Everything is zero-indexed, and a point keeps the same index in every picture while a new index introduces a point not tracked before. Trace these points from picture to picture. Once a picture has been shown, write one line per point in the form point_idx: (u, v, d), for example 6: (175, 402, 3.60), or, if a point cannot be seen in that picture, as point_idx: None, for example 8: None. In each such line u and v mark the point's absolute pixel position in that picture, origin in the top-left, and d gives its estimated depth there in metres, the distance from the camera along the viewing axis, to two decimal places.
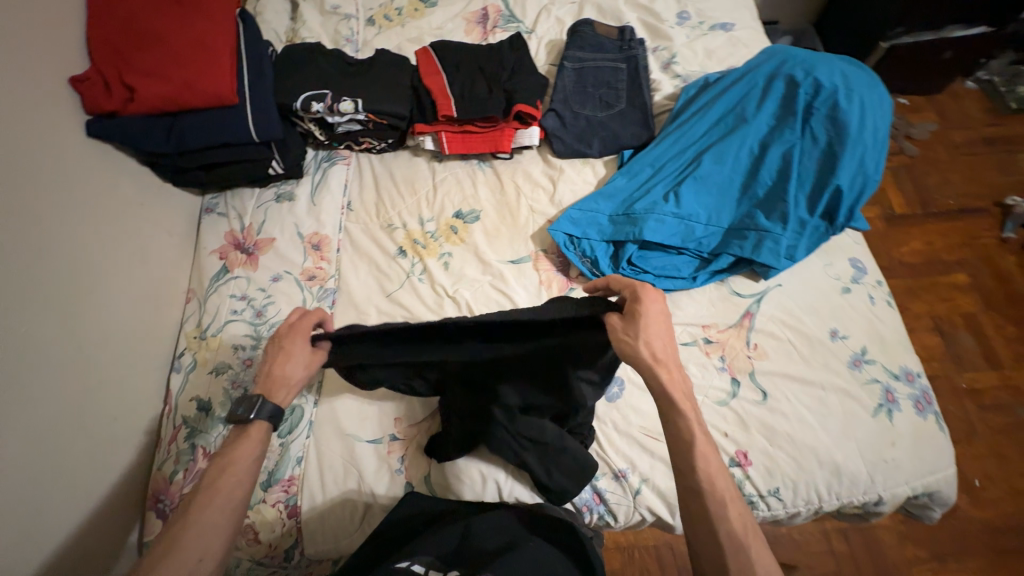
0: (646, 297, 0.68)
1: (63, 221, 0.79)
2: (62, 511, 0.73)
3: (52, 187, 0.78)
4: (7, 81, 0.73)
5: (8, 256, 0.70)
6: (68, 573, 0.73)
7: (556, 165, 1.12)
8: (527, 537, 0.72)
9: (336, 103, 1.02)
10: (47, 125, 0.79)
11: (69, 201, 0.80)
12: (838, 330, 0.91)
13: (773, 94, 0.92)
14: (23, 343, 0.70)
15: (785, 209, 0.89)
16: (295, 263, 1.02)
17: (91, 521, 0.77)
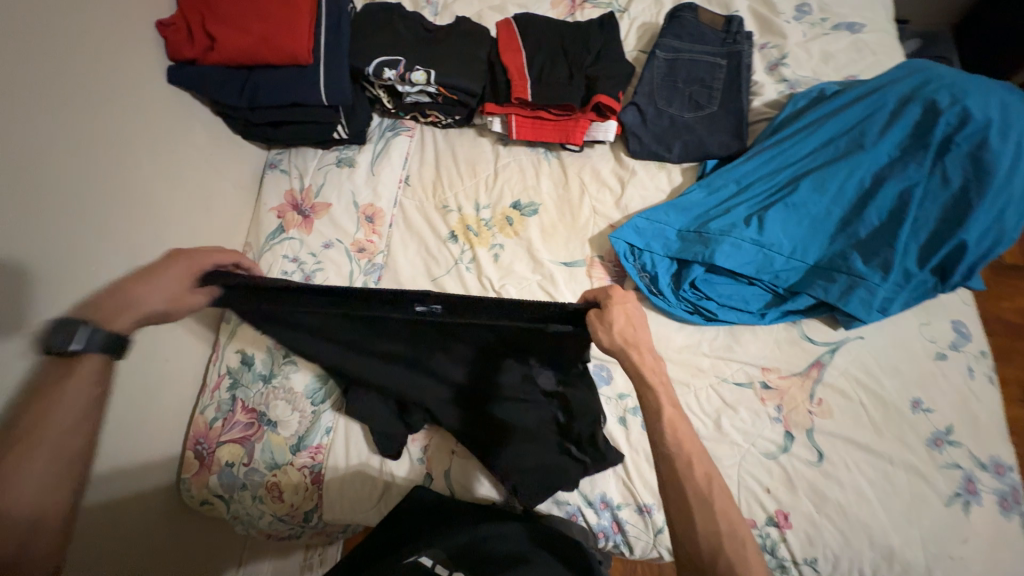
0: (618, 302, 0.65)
1: (137, 163, 0.80)
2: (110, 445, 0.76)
3: (128, 129, 0.78)
4: (99, 21, 0.74)
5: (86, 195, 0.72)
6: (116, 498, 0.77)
7: (628, 166, 1.04)
8: (538, 553, 0.69)
9: (408, 73, 0.98)
10: (128, 66, 0.79)
11: (143, 143, 0.81)
12: (922, 402, 0.81)
13: (905, 119, 0.78)
14: None
15: (889, 256, 0.77)
16: (347, 232, 1.01)
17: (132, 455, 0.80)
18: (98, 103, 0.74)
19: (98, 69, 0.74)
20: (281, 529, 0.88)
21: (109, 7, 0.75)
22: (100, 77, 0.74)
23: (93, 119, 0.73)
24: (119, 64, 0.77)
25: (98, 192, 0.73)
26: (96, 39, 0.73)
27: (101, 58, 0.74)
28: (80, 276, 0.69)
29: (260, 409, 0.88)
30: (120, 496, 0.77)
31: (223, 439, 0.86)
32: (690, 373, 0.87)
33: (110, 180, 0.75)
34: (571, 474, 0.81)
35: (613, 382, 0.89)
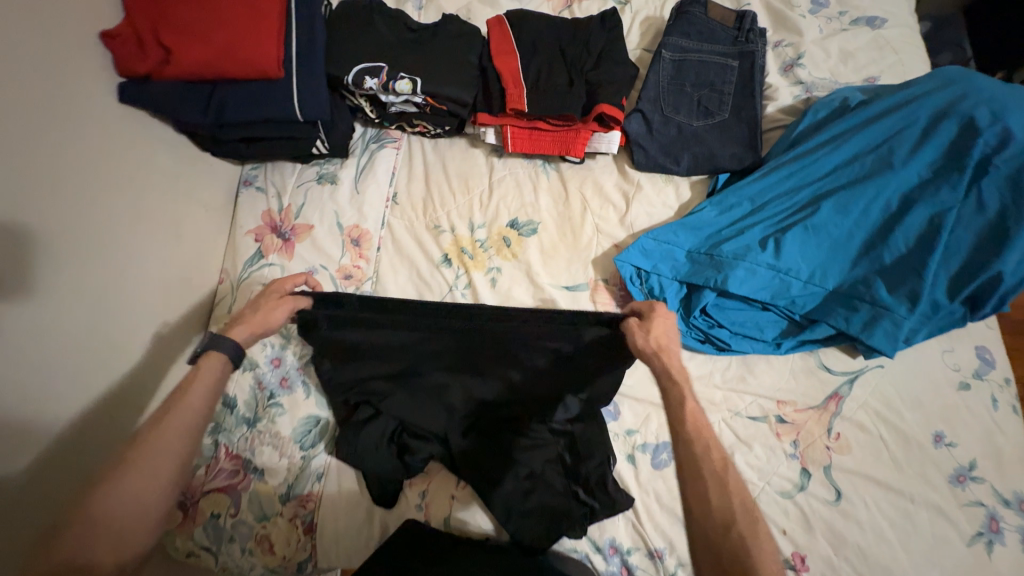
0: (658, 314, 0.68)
1: (83, 197, 0.72)
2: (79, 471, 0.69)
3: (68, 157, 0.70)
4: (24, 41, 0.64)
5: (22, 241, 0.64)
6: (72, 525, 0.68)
7: (633, 179, 0.97)
8: None
9: (391, 81, 0.88)
10: (67, 85, 0.70)
11: (90, 173, 0.73)
12: (943, 435, 0.77)
13: (939, 137, 0.71)
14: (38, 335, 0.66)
15: (917, 286, 0.72)
16: (332, 257, 0.94)
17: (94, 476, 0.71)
18: (27, 133, 0.65)
19: (27, 94, 0.65)
20: None
21: (35, 19, 0.66)
22: (29, 103, 0.65)
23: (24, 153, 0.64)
24: (54, 86, 0.68)
25: (34, 236, 0.65)
26: (21, 59, 0.64)
27: (29, 81, 0.65)
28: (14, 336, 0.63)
29: (245, 456, 0.82)
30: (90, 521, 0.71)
31: (207, 489, 0.80)
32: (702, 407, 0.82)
33: (47, 220, 0.67)
34: (580, 519, 0.77)
35: (620, 417, 0.84)
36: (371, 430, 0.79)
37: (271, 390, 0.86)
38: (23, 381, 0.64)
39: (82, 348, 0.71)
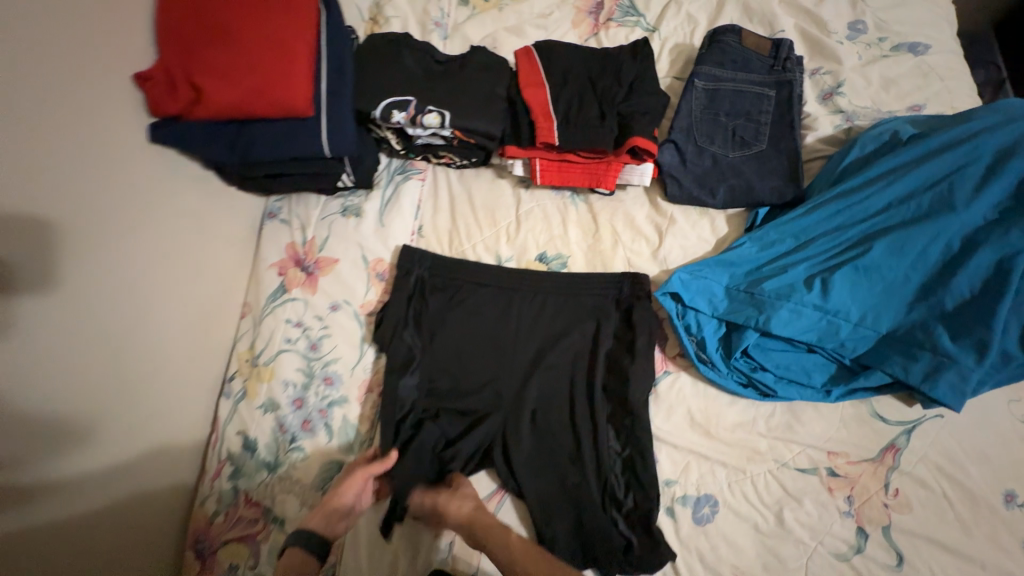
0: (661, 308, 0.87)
1: (97, 244, 0.69)
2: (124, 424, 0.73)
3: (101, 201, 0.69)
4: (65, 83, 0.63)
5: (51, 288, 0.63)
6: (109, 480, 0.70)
7: (665, 212, 0.93)
8: None
9: (419, 115, 0.87)
10: (95, 126, 0.68)
11: (107, 211, 0.70)
12: (1016, 495, 0.71)
13: (1006, 176, 0.68)
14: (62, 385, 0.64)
15: (986, 335, 0.67)
16: (356, 293, 0.92)
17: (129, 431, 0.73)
18: (28, 175, 0.60)
19: (42, 136, 0.61)
20: None
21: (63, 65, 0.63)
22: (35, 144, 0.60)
23: (46, 200, 0.62)
24: (67, 126, 0.64)
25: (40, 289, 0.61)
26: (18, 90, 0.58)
27: (45, 124, 0.61)
28: (5, 397, 0.57)
29: (265, 503, 0.79)
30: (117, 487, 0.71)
31: (226, 537, 0.77)
32: (746, 456, 0.78)
33: (53, 269, 0.63)
34: (618, 559, 0.71)
35: (658, 465, 0.79)
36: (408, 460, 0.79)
37: (292, 432, 0.83)
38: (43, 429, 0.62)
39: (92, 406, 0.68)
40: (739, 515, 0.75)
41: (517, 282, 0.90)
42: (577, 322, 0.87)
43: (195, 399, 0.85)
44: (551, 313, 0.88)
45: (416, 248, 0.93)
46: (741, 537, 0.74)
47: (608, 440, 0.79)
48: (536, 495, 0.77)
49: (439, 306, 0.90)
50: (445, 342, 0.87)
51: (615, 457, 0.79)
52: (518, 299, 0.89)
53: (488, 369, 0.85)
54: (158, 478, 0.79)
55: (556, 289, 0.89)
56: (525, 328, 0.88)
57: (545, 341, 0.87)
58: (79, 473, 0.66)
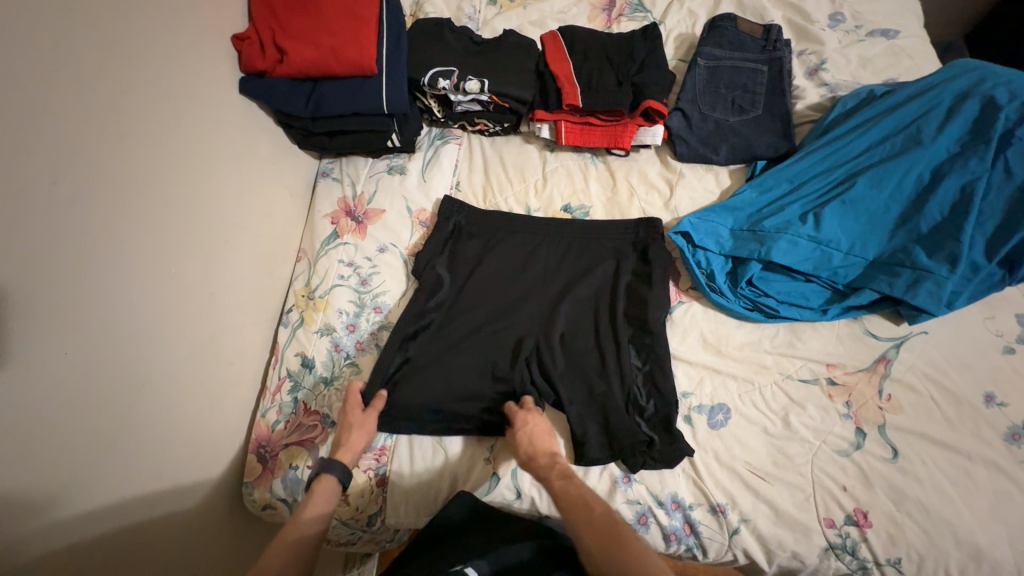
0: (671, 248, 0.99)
1: (191, 174, 0.83)
2: (201, 332, 0.83)
3: (186, 139, 0.82)
4: (164, 45, 0.78)
5: (152, 204, 0.76)
6: (187, 378, 0.80)
7: (675, 169, 1.06)
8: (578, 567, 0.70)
9: (462, 82, 1.01)
10: (186, 80, 0.83)
11: (201, 151, 0.85)
12: (995, 396, 0.80)
13: (964, 113, 0.80)
14: (155, 285, 0.76)
15: (956, 249, 0.78)
16: (401, 237, 1.04)
17: (204, 340, 0.84)
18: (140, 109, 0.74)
19: (150, 83, 0.76)
20: (342, 534, 0.86)
21: (171, 34, 0.80)
22: (151, 87, 0.76)
23: (149, 132, 0.76)
24: (176, 76, 0.81)
25: (152, 197, 0.76)
26: (143, 48, 0.75)
27: (149, 71, 0.76)
28: (112, 286, 0.69)
29: (322, 412, 0.88)
30: (194, 388, 0.81)
31: (287, 440, 0.86)
32: (753, 370, 0.87)
33: (151, 189, 0.76)
34: (640, 452, 0.81)
35: (675, 380, 0.88)
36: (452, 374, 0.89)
37: (346, 351, 0.93)
38: (140, 318, 0.73)
39: (183, 304, 0.80)
40: (747, 419, 0.84)
41: (543, 228, 1.01)
42: (599, 258, 0.98)
43: (257, 325, 0.96)
44: (577, 252, 0.99)
45: (454, 200, 1.05)
46: (751, 438, 0.82)
47: (630, 360, 0.88)
48: (568, 403, 0.86)
49: (476, 249, 1.00)
50: (478, 277, 0.97)
51: (636, 371, 0.88)
52: (544, 242, 1.00)
53: (520, 299, 0.95)
54: (227, 389, 0.88)
55: (579, 232, 1.00)
56: (552, 265, 0.98)
57: (571, 277, 0.97)
58: (171, 359, 0.77)
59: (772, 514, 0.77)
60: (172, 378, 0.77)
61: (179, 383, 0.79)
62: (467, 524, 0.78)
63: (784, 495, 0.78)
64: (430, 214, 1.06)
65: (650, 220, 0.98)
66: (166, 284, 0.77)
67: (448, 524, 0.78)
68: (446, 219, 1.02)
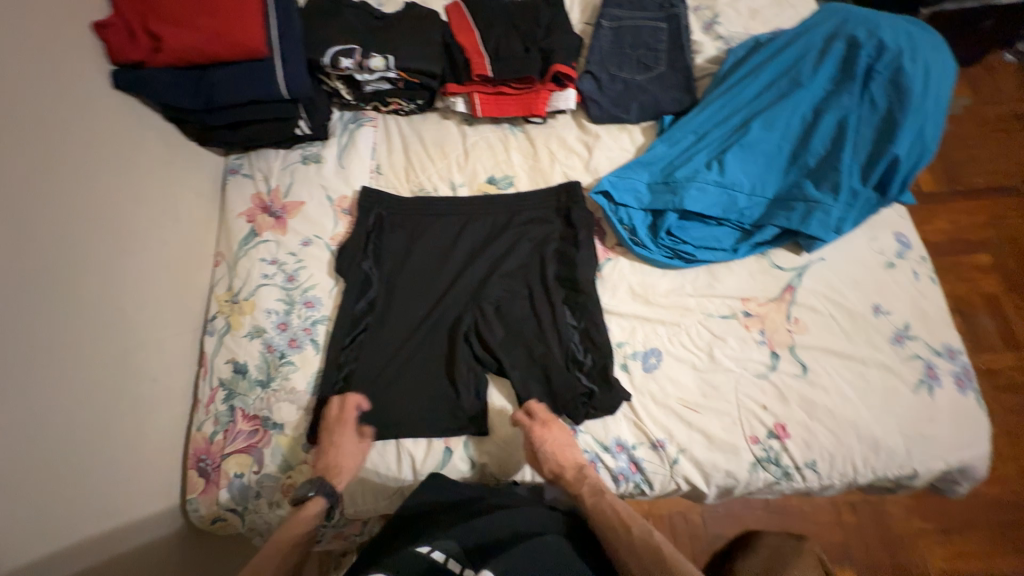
0: (596, 209, 1.02)
1: (72, 181, 0.76)
2: (112, 351, 0.78)
3: (58, 143, 0.75)
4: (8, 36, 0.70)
5: (25, 218, 0.69)
6: (101, 401, 0.75)
7: (591, 131, 1.09)
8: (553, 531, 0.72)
9: (365, 60, 0.98)
10: (46, 77, 0.75)
11: (78, 155, 0.78)
12: (881, 306, 0.90)
13: (833, 54, 0.88)
14: (44, 305, 0.69)
15: (837, 179, 0.86)
16: (325, 228, 1.00)
17: (116, 359, 0.78)
18: None
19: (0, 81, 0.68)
20: (302, 532, 0.85)
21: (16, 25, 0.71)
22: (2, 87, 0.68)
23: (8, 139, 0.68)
24: (30, 71, 0.72)
25: (25, 210, 0.69)
26: None
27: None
28: None
29: (263, 415, 0.85)
30: (112, 411, 0.76)
31: (228, 450, 0.83)
32: (679, 313, 0.93)
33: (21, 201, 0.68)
34: (582, 403, 0.85)
35: (610, 332, 0.92)
36: (393, 357, 0.89)
37: (280, 351, 0.89)
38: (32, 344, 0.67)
39: (83, 323, 0.74)
40: (677, 358, 0.90)
41: (469, 204, 1.01)
42: (527, 226, 0.99)
43: (179, 337, 0.90)
44: (507, 223, 1.00)
45: (374, 188, 1.02)
46: (681, 375, 0.88)
47: (567, 322, 0.91)
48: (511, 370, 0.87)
49: (404, 231, 0.99)
50: (409, 259, 0.97)
51: (573, 329, 0.91)
52: (473, 216, 1.00)
53: (455, 275, 0.95)
54: (153, 408, 0.83)
55: (505, 201, 1.01)
56: (481, 239, 0.99)
57: (501, 248, 0.98)
58: (80, 382, 0.72)
59: (705, 440, 0.84)
60: (82, 401, 0.72)
61: (94, 407, 0.73)
62: (424, 502, 0.77)
63: (714, 422, 0.85)
64: (351, 200, 1.03)
65: (572, 184, 1.01)
66: (61, 303, 0.71)
67: (407, 506, 0.77)
68: (369, 208, 0.99)
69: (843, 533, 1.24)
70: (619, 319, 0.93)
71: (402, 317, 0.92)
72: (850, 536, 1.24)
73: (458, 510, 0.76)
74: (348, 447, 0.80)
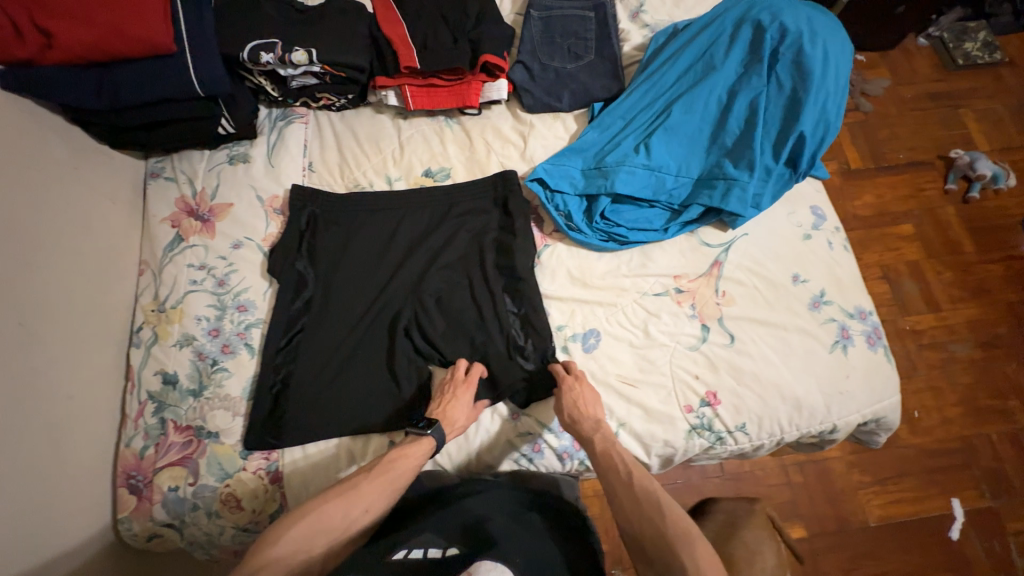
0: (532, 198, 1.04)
1: None
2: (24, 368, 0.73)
3: None
4: None
5: None
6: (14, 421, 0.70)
7: (526, 121, 1.10)
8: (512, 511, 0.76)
9: (287, 54, 0.95)
10: None
11: None
12: (800, 275, 0.96)
13: (742, 38, 0.94)
14: None
15: (752, 156, 0.91)
16: (256, 229, 0.97)
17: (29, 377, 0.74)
18: None
19: None
20: (247, 542, 0.82)
21: None
22: None
23: None
24: None
25: None
26: None
27: None
28: None
29: (196, 425, 0.82)
30: (28, 432, 0.72)
31: (159, 464, 0.80)
32: (616, 294, 0.96)
33: None
34: (524, 387, 0.87)
35: (550, 317, 0.94)
36: (334, 355, 0.87)
37: (213, 358, 0.86)
38: None
39: None
40: (615, 337, 0.93)
41: (407, 197, 1.00)
42: (465, 217, 1.00)
43: (103, 351, 0.86)
44: (445, 214, 1.00)
45: (306, 187, 1.00)
46: (620, 352, 0.92)
47: (507, 310, 0.92)
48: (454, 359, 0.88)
49: (340, 228, 0.98)
50: (346, 256, 0.95)
51: (513, 316, 0.92)
52: (411, 210, 1.00)
53: (395, 269, 0.95)
54: (75, 427, 0.79)
55: (443, 193, 1.01)
56: (419, 232, 0.98)
57: (440, 240, 0.98)
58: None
59: (643, 413, 0.88)
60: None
61: (6, 428, 0.69)
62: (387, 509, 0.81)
63: (651, 395, 0.88)
64: (281, 198, 1.00)
65: (506, 173, 1.02)
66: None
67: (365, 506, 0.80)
68: (302, 207, 0.97)
69: (791, 492, 1.32)
70: (558, 303, 0.95)
71: (342, 315, 0.91)
72: (797, 495, 1.32)
73: (419, 508, 0.79)
74: (461, 409, 0.81)
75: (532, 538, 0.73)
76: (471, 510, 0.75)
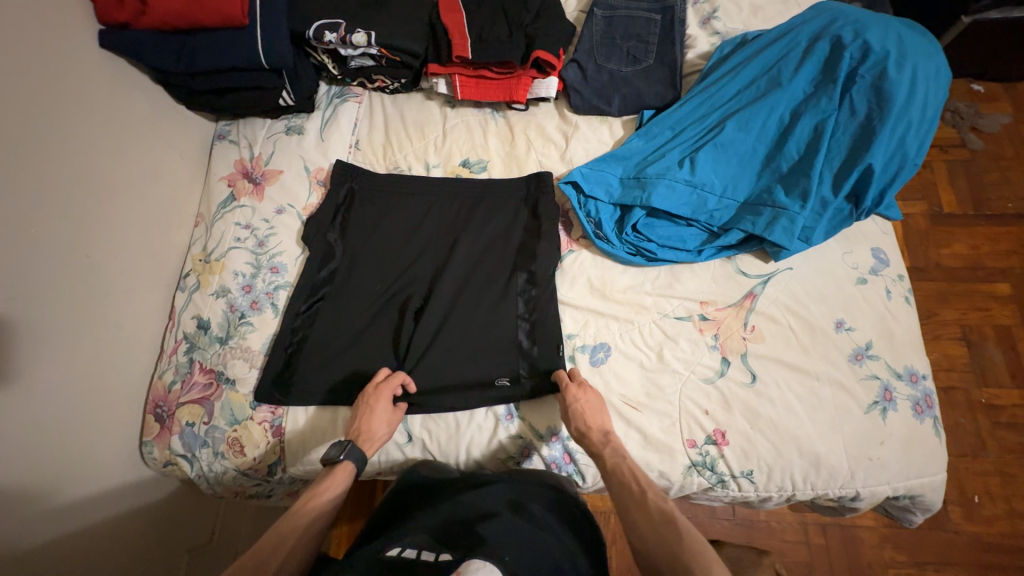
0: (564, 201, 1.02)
1: (60, 133, 0.80)
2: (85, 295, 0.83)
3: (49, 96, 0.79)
4: None
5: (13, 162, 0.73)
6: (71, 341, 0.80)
7: (571, 122, 1.07)
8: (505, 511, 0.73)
9: (348, 35, 0.98)
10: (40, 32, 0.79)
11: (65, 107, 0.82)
12: (844, 321, 0.87)
13: (816, 54, 0.86)
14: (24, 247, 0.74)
15: (807, 185, 0.84)
16: (299, 197, 1.02)
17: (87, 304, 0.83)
18: None
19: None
20: (246, 484, 0.88)
21: None
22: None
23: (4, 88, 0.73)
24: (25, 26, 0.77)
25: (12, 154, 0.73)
26: None
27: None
28: None
29: (217, 369, 0.90)
30: (81, 352, 0.81)
31: (182, 399, 0.88)
32: (634, 311, 0.92)
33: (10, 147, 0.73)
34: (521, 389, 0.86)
35: (562, 324, 0.92)
36: (348, 327, 0.91)
37: (241, 311, 0.93)
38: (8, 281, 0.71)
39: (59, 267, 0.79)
40: (625, 355, 0.89)
41: (441, 185, 1.02)
42: (493, 211, 1.00)
43: (153, 291, 0.95)
44: (475, 206, 1.00)
45: (349, 163, 1.04)
46: (628, 372, 0.88)
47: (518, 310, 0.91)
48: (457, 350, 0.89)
49: (374, 208, 1.01)
50: (375, 234, 0.99)
51: (523, 317, 0.91)
52: (443, 197, 1.01)
53: (418, 253, 0.97)
54: (120, 355, 0.88)
55: (476, 186, 1.01)
56: (447, 220, 1.00)
57: (465, 232, 0.98)
58: (47, 320, 0.76)
59: (640, 439, 0.84)
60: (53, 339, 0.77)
61: (64, 346, 0.79)
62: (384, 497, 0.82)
63: (653, 422, 0.84)
64: (325, 172, 1.05)
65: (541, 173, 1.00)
66: (31, 243, 0.75)
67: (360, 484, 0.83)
68: (342, 183, 1.02)
69: (807, 553, 1.21)
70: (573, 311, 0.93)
71: (361, 289, 0.94)
72: (815, 558, 1.21)
73: (408, 497, 0.80)
74: (379, 421, 0.80)
75: (523, 537, 0.69)
76: (463, 507, 0.75)
